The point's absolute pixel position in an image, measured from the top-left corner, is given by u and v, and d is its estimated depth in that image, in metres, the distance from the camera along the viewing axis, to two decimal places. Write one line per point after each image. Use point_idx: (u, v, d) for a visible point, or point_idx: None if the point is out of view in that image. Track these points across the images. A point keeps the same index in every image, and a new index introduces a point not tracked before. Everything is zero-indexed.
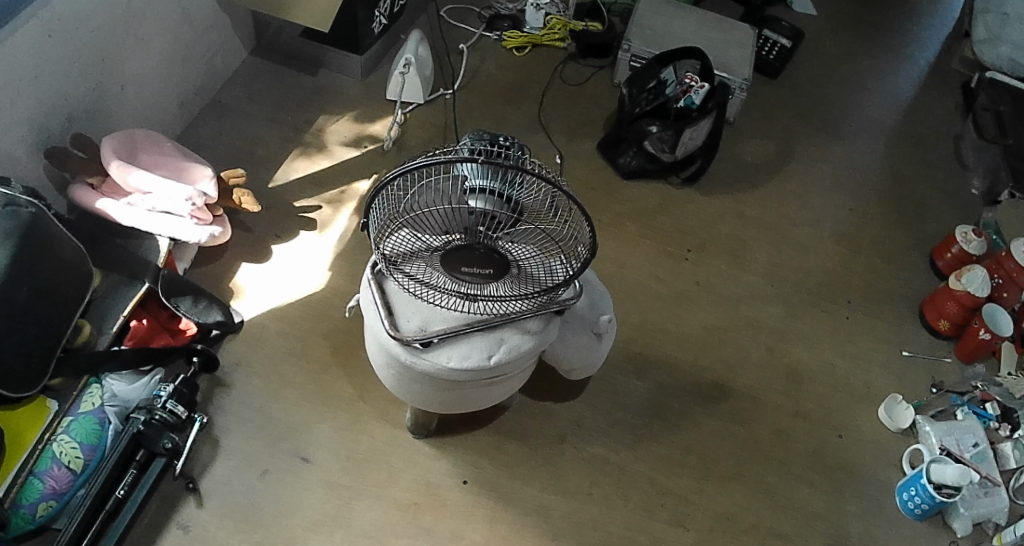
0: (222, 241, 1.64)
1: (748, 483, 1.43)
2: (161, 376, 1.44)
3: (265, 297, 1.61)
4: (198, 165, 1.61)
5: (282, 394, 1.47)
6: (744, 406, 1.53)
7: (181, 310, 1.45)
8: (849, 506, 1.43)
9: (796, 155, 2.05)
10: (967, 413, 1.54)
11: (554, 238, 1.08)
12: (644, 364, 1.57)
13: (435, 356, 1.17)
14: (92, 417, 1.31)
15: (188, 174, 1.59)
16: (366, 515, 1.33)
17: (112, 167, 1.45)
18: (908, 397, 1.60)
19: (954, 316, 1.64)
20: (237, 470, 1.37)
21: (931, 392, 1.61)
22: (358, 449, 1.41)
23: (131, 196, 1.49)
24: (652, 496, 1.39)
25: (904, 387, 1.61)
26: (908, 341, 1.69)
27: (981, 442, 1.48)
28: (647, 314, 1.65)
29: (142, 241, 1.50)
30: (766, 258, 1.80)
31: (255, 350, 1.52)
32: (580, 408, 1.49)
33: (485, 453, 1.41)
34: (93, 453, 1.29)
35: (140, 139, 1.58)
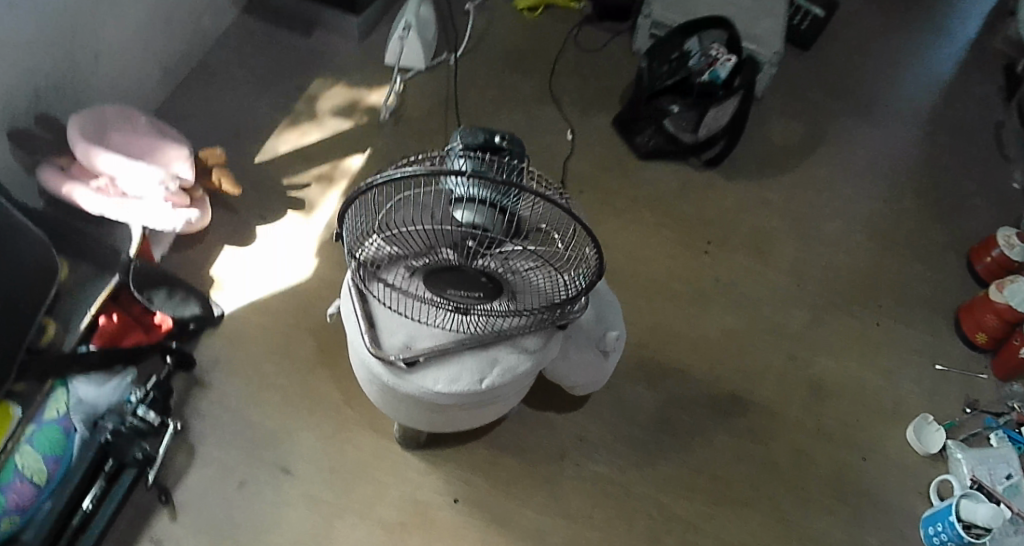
0: (201, 227, 1.52)
1: (763, 510, 1.34)
2: (132, 377, 1.32)
3: (247, 287, 1.49)
4: (174, 144, 1.48)
5: (264, 396, 1.36)
6: (761, 422, 1.43)
7: (154, 303, 1.37)
8: (870, 539, 1.33)
9: (828, 137, 1.89)
10: (1001, 439, 1.41)
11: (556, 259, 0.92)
12: (653, 372, 1.47)
13: (420, 378, 1.06)
14: (57, 426, 1.19)
15: (162, 154, 1.46)
16: (349, 535, 1.24)
17: (79, 149, 1.33)
18: (938, 417, 1.48)
19: (994, 330, 1.51)
20: (214, 480, 1.27)
21: (965, 412, 1.49)
22: (344, 461, 1.31)
23: (100, 180, 1.37)
24: (658, 522, 1.30)
25: (934, 405, 1.50)
26: (941, 353, 1.56)
27: (1015, 474, 1.37)
28: (659, 316, 1.55)
29: (113, 230, 1.36)
30: (791, 254, 1.67)
31: (237, 346, 1.41)
32: (584, 420, 1.39)
33: (479, 468, 1.32)
34: (58, 465, 1.17)
35: (111, 116, 1.45)
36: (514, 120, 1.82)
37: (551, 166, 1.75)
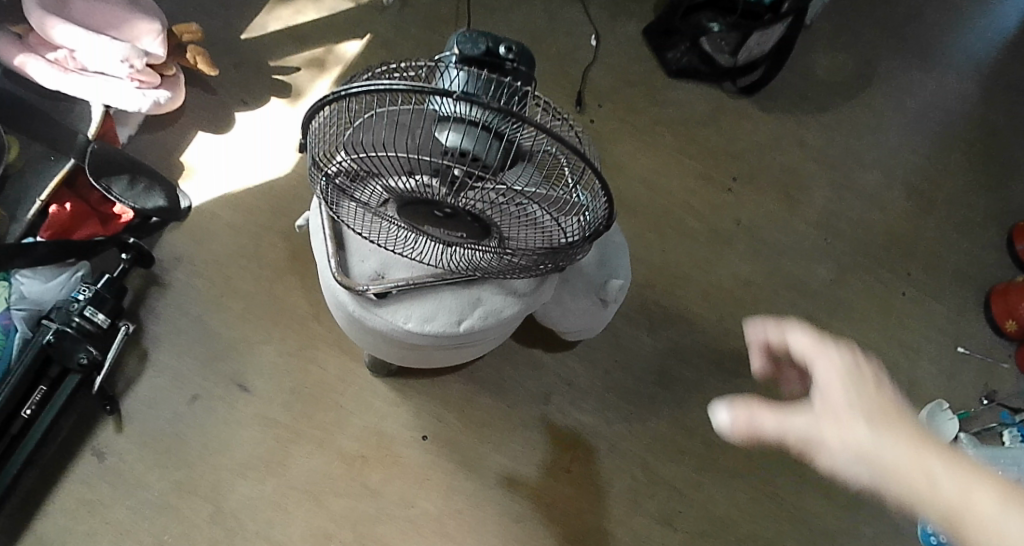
0: (175, 106, 1.34)
1: (751, 481, 1.29)
2: (84, 273, 1.19)
3: (217, 179, 1.33)
4: (146, 16, 1.28)
5: (227, 303, 1.24)
6: (770, 387, 1.36)
7: (113, 193, 1.20)
8: (863, 527, 1.29)
9: (884, 75, 1.68)
10: (1015, 440, 1.33)
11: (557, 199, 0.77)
12: (655, 320, 1.35)
13: (390, 314, 0.93)
14: None
15: (128, 27, 1.28)
16: (306, 464, 1.16)
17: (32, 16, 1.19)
18: (952, 404, 1.40)
19: None
20: (164, 390, 1.17)
21: (981, 403, 1.40)
22: (307, 382, 1.21)
23: (59, 52, 1.23)
24: (640, 484, 1.25)
25: (951, 390, 1.40)
26: (967, 334, 1.44)
27: None
28: (669, 258, 1.41)
29: (73, 105, 1.23)
30: (822, 205, 1.52)
31: (203, 243, 1.28)
32: (574, 364, 1.29)
33: (451, 405, 1.22)
34: None
35: None
36: (534, 17, 1.60)
37: (570, 76, 1.55)
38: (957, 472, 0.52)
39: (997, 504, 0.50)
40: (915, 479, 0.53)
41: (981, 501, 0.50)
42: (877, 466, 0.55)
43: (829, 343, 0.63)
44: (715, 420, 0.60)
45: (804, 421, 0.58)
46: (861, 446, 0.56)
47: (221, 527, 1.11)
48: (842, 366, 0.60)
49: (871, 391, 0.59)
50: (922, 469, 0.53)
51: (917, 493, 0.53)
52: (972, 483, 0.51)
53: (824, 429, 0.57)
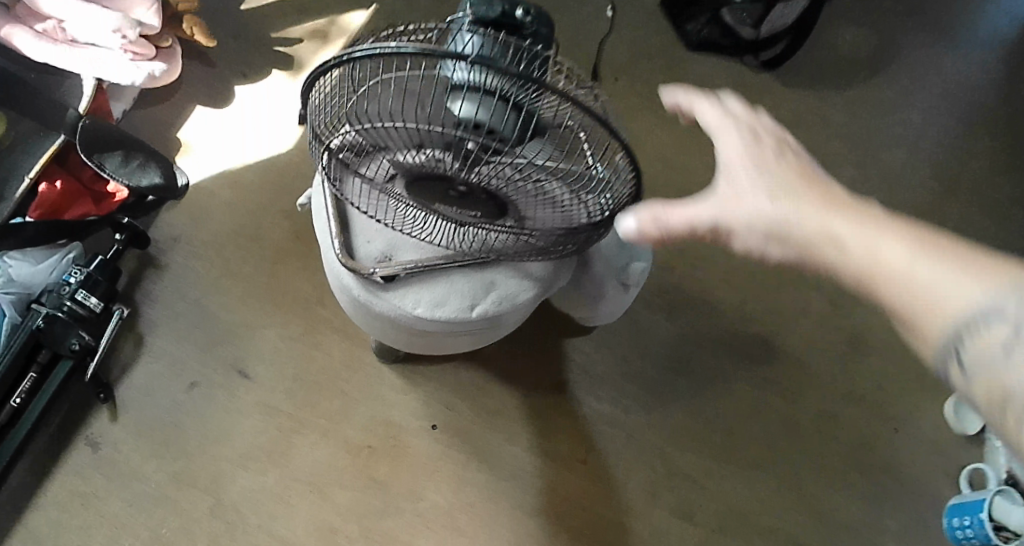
0: (169, 80, 1.28)
1: (773, 472, 1.24)
2: (76, 255, 1.14)
3: (215, 156, 1.27)
4: None
5: (227, 286, 1.19)
6: (792, 375, 1.30)
7: (107, 170, 1.14)
8: (887, 520, 1.24)
9: (912, 49, 1.60)
10: None
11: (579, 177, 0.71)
12: (671, 305, 1.30)
13: (398, 298, 0.87)
14: None
15: None
16: (309, 455, 1.12)
17: None
18: None
19: None
20: (162, 378, 1.14)
21: None
22: (310, 369, 1.16)
23: (47, 22, 1.16)
24: (659, 475, 1.20)
25: None
26: None
27: None
28: (689, 239, 1.35)
29: (64, 78, 1.16)
30: (846, 185, 1.45)
31: (201, 223, 1.22)
32: (590, 349, 1.24)
33: (460, 393, 1.17)
34: None
35: None
36: None
37: (585, 49, 1.48)
38: (864, 233, 0.50)
39: (906, 254, 0.48)
40: (825, 248, 0.52)
41: (888, 255, 0.49)
42: (784, 239, 0.53)
43: (733, 118, 0.60)
44: (618, 225, 0.56)
45: (711, 206, 0.54)
46: (768, 221, 0.53)
47: (221, 521, 1.07)
48: (742, 139, 0.58)
49: (771, 165, 0.57)
50: (830, 236, 0.52)
51: (832, 262, 0.51)
52: (881, 239, 0.50)
53: (729, 210, 0.54)
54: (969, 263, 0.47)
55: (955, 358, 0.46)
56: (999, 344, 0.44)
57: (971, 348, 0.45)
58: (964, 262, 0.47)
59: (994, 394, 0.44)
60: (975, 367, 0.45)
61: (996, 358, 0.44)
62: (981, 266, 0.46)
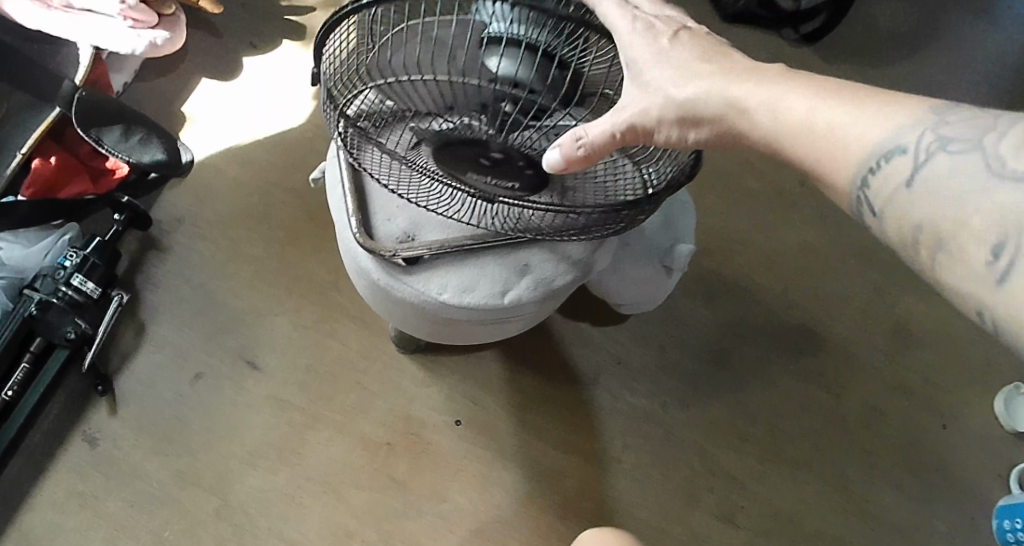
0: (173, 48, 1.19)
1: (819, 472, 1.15)
2: (72, 236, 1.07)
3: (221, 131, 1.19)
4: None
5: (234, 270, 1.11)
6: (837, 367, 1.21)
7: (105, 146, 1.05)
8: (938, 523, 1.14)
9: (961, 19, 1.50)
10: None
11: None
12: (708, 291, 1.21)
13: (422, 283, 0.79)
14: None
15: None
16: (323, 452, 1.04)
17: None
18: None
19: None
20: (165, 369, 1.06)
21: None
22: (324, 359, 1.08)
23: None
24: (698, 475, 1.11)
25: None
26: None
27: None
28: (726, 222, 1.26)
29: (60, 48, 1.07)
30: None
31: (206, 203, 1.14)
32: (622, 339, 1.16)
33: (484, 385, 1.09)
34: None
35: None
36: None
37: None
38: (768, 94, 0.48)
39: (808, 106, 0.46)
40: (735, 120, 0.49)
41: (790, 116, 0.46)
42: (697, 117, 0.51)
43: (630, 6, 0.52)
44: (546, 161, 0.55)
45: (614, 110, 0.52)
46: (671, 103, 0.51)
47: (229, 523, 1.00)
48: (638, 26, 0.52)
49: (667, 41, 0.52)
50: (735, 105, 0.49)
51: (749, 133, 0.49)
52: (784, 95, 0.47)
53: (632, 105, 0.52)
54: (874, 102, 0.44)
55: (864, 200, 0.44)
56: (904, 181, 0.41)
57: (874, 185, 0.43)
58: (867, 101, 0.44)
59: (902, 229, 0.42)
60: (883, 205, 0.43)
61: (901, 191, 0.42)
62: (884, 105, 0.44)
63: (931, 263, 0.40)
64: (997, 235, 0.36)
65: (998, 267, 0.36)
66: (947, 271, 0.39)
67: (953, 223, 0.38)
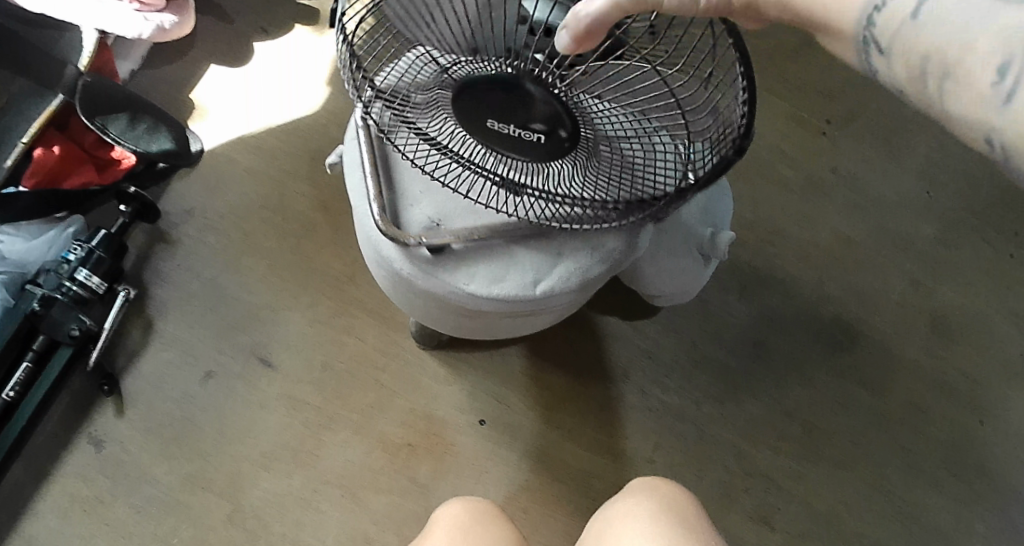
0: (184, 34, 1.14)
1: (858, 472, 1.09)
2: (77, 229, 1.02)
3: (233, 120, 1.14)
4: None
5: (247, 264, 1.06)
6: (875, 362, 1.15)
7: (110, 135, 1.01)
8: (979, 524, 1.09)
9: None
10: None
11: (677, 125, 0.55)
12: (742, 284, 1.16)
13: (449, 273, 0.73)
14: None
15: None
16: (338, 453, 0.99)
17: None
18: None
19: None
20: (174, 367, 1.02)
21: None
22: (341, 356, 1.03)
23: None
24: (733, 476, 1.06)
25: None
26: None
27: None
28: (758, 213, 1.21)
29: (63, 32, 1.03)
30: (929, 148, 1.28)
31: (216, 193, 1.09)
32: (652, 334, 1.10)
33: (510, 384, 1.04)
34: None
35: None
36: None
37: None
38: None
39: None
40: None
41: None
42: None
43: None
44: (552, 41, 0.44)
45: None
46: None
47: (242, 529, 0.96)
48: None
49: None
50: None
51: None
52: None
53: None
54: None
55: (869, 42, 0.34)
56: (910, 11, 0.32)
57: (877, 22, 0.33)
58: None
59: (913, 67, 0.32)
60: (889, 44, 0.33)
61: (906, 24, 0.32)
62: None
63: (939, 98, 0.31)
64: (1011, 51, 0.28)
65: (1004, 88, 0.29)
66: (958, 104, 0.30)
67: (961, 47, 0.30)
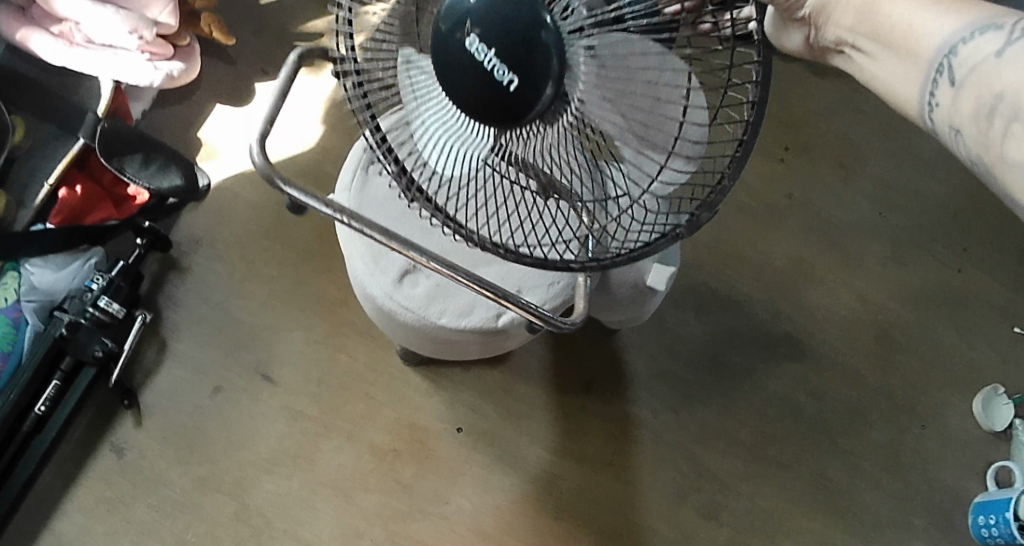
0: (190, 78, 1.26)
1: (802, 473, 1.21)
2: (97, 260, 1.14)
3: (237, 157, 1.25)
4: None
5: (250, 289, 1.18)
6: (822, 373, 1.27)
7: (127, 174, 1.12)
8: (913, 519, 1.21)
9: None
10: None
11: (643, 184, 0.53)
12: (700, 302, 1.28)
13: (422, 308, 0.85)
14: (4, 318, 1.05)
15: None
16: (333, 459, 1.12)
17: None
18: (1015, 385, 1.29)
19: None
20: (185, 383, 1.14)
21: None
22: (335, 372, 1.15)
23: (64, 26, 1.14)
24: (686, 476, 1.18)
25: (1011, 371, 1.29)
26: None
27: None
28: (717, 236, 1.32)
29: (80, 82, 1.16)
30: (879, 172, 1.38)
31: (222, 226, 1.22)
32: (616, 350, 1.22)
33: (486, 396, 1.16)
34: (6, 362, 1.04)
35: None
36: None
37: None
38: None
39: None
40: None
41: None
42: None
43: None
44: None
45: None
46: None
47: (247, 525, 1.09)
48: None
49: None
50: None
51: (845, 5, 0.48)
52: None
53: None
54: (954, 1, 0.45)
55: (945, 70, 0.44)
56: (993, 53, 0.42)
57: (960, 54, 0.43)
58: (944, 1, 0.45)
59: (981, 100, 0.42)
60: (963, 75, 0.43)
61: (986, 61, 0.42)
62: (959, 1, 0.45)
63: (999, 129, 0.41)
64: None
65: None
66: (1011, 140, 0.40)
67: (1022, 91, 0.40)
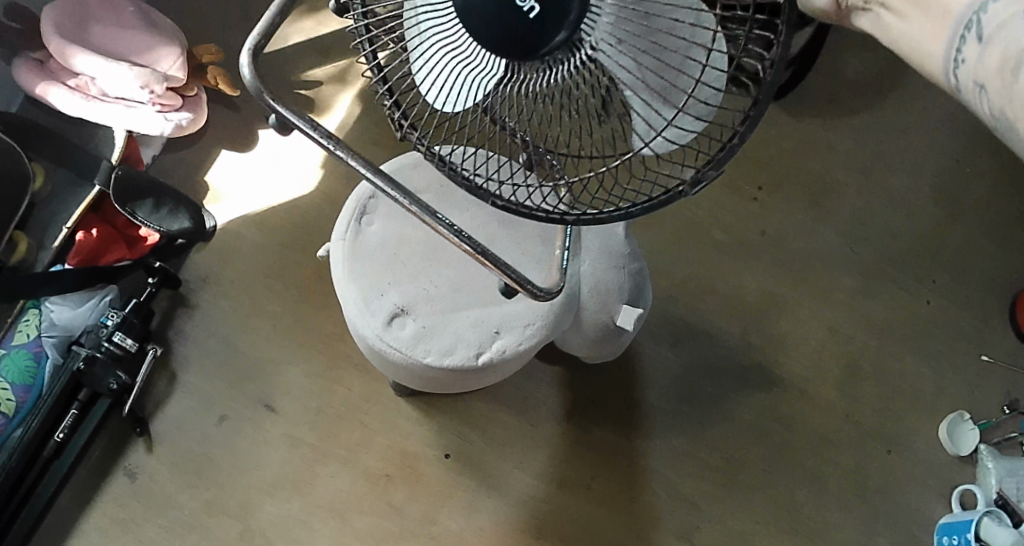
0: (199, 125, 1.35)
1: (772, 496, 1.29)
2: (111, 297, 1.23)
3: (243, 200, 1.35)
4: (167, 42, 1.29)
5: (254, 324, 1.27)
6: (792, 401, 1.35)
7: (138, 218, 1.19)
8: (878, 538, 1.29)
9: None
10: None
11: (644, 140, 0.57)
12: (675, 334, 1.36)
13: (410, 348, 0.94)
14: (26, 353, 1.13)
15: (152, 54, 1.28)
16: (331, 483, 1.20)
17: (52, 44, 1.19)
18: (976, 411, 1.36)
19: None
20: (193, 412, 1.23)
21: (1003, 412, 1.36)
22: (333, 402, 1.24)
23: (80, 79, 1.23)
24: (662, 499, 1.26)
25: (972, 398, 1.37)
26: (990, 344, 1.40)
27: None
28: (692, 271, 1.41)
29: (95, 130, 1.24)
30: (851, 208, 1.46)
31: (227, 265, 1.30)
32: (596, 380, 1.30)
33: (473, 425, 1.25)
34: (28, 394, 1.13)
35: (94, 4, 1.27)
36: None
37: None
38: None
39: None
40: None
41: None
42: None
43: None
44: None
45: None
46: None
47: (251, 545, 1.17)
48: None
49: None
50: None
51: None
52: None
53: None
54: None
55: (974, 26, 0.38)
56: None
57: (990, 11, 0.37)
58: None
59: (1006, 56, 0.36)
60: (989, 33, 0.37)
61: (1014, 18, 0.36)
62: None
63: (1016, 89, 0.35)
64: None
65: None
66: None
67: None
